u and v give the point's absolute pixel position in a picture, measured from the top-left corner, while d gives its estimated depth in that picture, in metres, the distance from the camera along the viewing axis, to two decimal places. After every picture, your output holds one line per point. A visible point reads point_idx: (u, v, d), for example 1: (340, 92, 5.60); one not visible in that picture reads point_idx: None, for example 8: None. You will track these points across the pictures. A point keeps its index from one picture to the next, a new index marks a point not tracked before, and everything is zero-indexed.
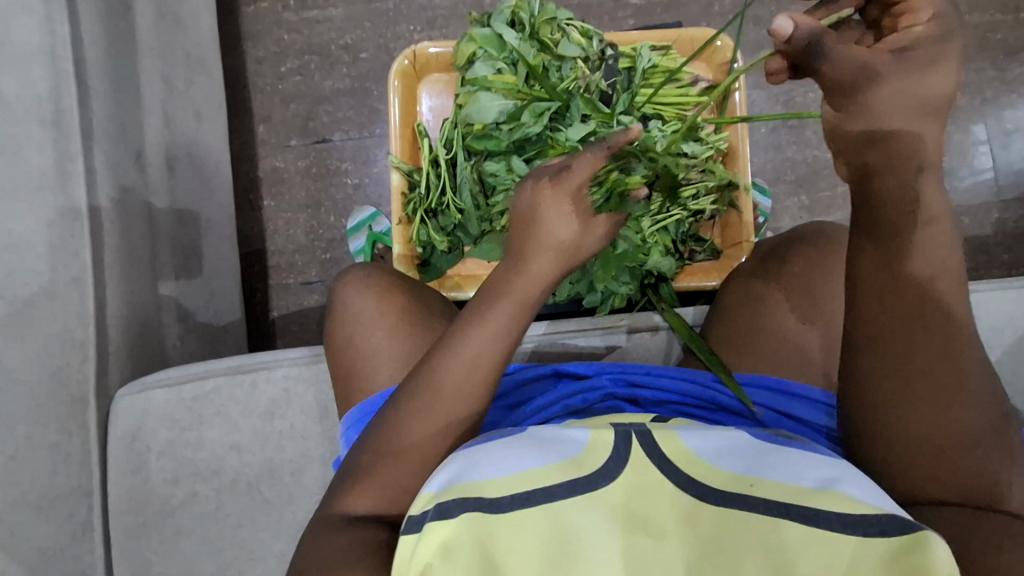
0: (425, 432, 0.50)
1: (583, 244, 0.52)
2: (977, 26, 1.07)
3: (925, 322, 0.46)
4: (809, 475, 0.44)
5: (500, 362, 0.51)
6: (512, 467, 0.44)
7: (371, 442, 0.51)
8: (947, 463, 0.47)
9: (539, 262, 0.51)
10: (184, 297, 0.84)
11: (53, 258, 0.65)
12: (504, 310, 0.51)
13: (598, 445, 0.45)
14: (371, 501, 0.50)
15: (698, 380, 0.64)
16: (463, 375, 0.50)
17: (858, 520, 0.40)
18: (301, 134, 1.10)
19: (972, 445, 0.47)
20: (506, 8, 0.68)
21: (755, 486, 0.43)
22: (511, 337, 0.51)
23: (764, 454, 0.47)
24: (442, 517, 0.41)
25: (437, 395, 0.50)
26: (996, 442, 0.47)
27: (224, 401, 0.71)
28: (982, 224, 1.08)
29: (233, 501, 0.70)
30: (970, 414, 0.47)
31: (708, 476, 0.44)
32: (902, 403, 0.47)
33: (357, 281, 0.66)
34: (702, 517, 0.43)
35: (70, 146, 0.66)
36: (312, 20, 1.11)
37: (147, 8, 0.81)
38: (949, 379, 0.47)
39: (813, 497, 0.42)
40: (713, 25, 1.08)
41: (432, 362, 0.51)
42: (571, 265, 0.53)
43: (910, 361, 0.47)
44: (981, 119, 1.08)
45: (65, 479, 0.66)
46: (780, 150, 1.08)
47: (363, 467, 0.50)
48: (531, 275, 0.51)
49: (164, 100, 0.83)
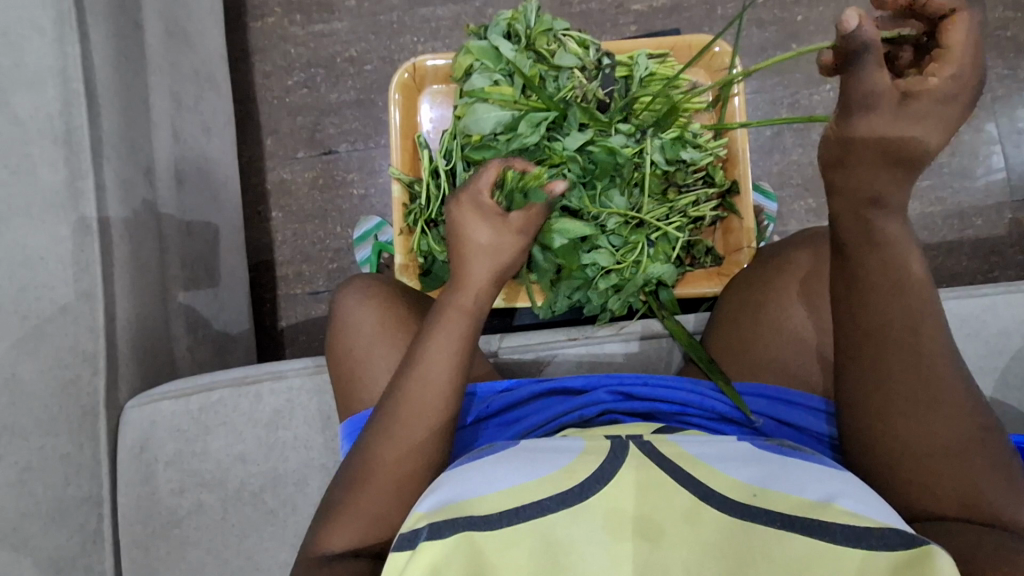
0: (390, 458, 0.51)
1: (507, 243, 0.59)
2: (986, 23, 1.06)
3: (884, 334, 0.50)
4: (811, 488, 0.44)
5: (454, 375, 0.53)
6: (503, 484, 0.44)
7: (347, 477, 0.52)
8: (941, 474, 0.48)
9: (476, 270, 0.57)
10: (194, 308, 0.86)
11: (67, 272, 0.67)
12: (452, 326, 0.55)
13: (592, 451, 0.46)
14: (349, 534, 0.50)
15: (697, 390, 0.64)
16: (421, 399, 0.52)
17: (862, 532, 0.40)
18: (308, 146, 1.12)
19: (960, 453, 0.48)
20: (502, 20, 0.68)
21: (759, 497, 0.43)
22: (462, 353, 0.54)
23: (766, 463, 0.47)
24: (435, 536, 0.41)
25: (398, 426, 0.52)
26: (987, 451, 0.48)
27: (229, 412, 0.72)
28: (995, 224, 1.06)
29: (238, 511, 0.71)
30: (952, 423, 0.48)
31: (713, 482, 0.44)
32: (880, 412, 0.50)
33: (357, 292, 0.67)
34: (704, 520, 0.42)
35: (81, 163, 0.68)
36: (317, 34, 1.12)
37: (156, 26, 0.83)
38: (925, 389, 0.49)
39: (815, 509, 0.42)
40: (715, 29, 1.07)
41: (393, 391, 0.53)
42: (504, 265, 0.58)
43: (884, 374, 0.50)
44: (992, 119, 1.06)
45: (77, 490, 0.68)
46: (785, 154, 1.07)
47: (338, 504, 0.51)
48: (473, 285, 0.57)
49: (173, 116, 0.85)
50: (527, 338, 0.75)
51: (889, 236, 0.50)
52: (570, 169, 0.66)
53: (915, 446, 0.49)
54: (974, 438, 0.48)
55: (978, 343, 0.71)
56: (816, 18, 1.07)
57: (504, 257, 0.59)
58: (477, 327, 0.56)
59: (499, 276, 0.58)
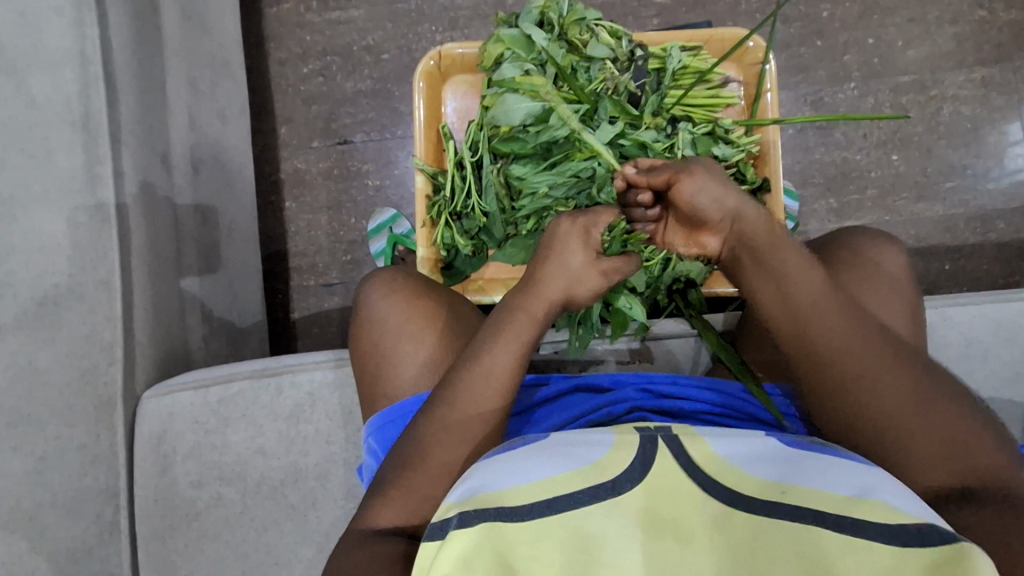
0: (443, 446, 0.51)
1: (594, 275, 0.56)
2: (1014, 23, 1.04)
3: (833, 328, 0.52)
4: (846, 483, 0.42)
5: (515, 376, 0.53)
6: (533, 475, 0.43)
7: (398, 457, 0.52)
8: (926, 450, 0.50)
9: (549, 284, 0.55)
10: (208, 297, 0.85)
11: (83, 260, 0.65)
12: (518, 328, 0.54)
13: (623, 444, 0.44)
14: (396, 514, 0.50)
15: (728, 390, 0.64)
16: (482, 388, 0.52)
17: (897, 529, 0.39)
18: (323, 135, 1.10)
19: (937, 425, 0.50)
20: (535, 7, 0.66)
21: (787, 494, 0.42)
22: (527, 353, 0.54)
23: (798, 462, 0.45)
24: (463, 525, 0.40)
25: (459, 414, 0.52)
26: (964, 417, 0.51)
27: (249, 404, 0.71)
28: (1019, 227, 1.05)
29: (258, 504, 0.70)
30: (923, 400, 0.51)
31: (746, 489, 0.42)
32: (855, 411, 0.52)
33: (384, 284, 0.65)
34: (732, 526, 0.41)
35: (99, 149, 0.67)
36: (334, 22, 1.11)
37: (173, 10, 0.81)
38: (891, 371, 0.51)
39: (849, 507, 0.41)
40: (740, 23, 1.06)
41: (453, 377, 0.53)
42: (577, 285, 0.55)
43: (847, 375, 0.52)
44: (1018, 119, 1.05)
45: (94, 481, 0.67)
46: (807, 152, 1.05)
47: (388, 482, 0.51)
48: (543, 294, 0.55)
49: (190, 102, 0.83)
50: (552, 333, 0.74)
51: (792, 249, 0.53)
52: (601, 163, 0.64)
53: (893, 429, 0.51)
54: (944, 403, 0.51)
55: (1013, 348, 0.70)
56: (841, 14, 1.05)
57: (586, 280, 0.56)
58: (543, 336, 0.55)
59: (575, 297, 0.56)
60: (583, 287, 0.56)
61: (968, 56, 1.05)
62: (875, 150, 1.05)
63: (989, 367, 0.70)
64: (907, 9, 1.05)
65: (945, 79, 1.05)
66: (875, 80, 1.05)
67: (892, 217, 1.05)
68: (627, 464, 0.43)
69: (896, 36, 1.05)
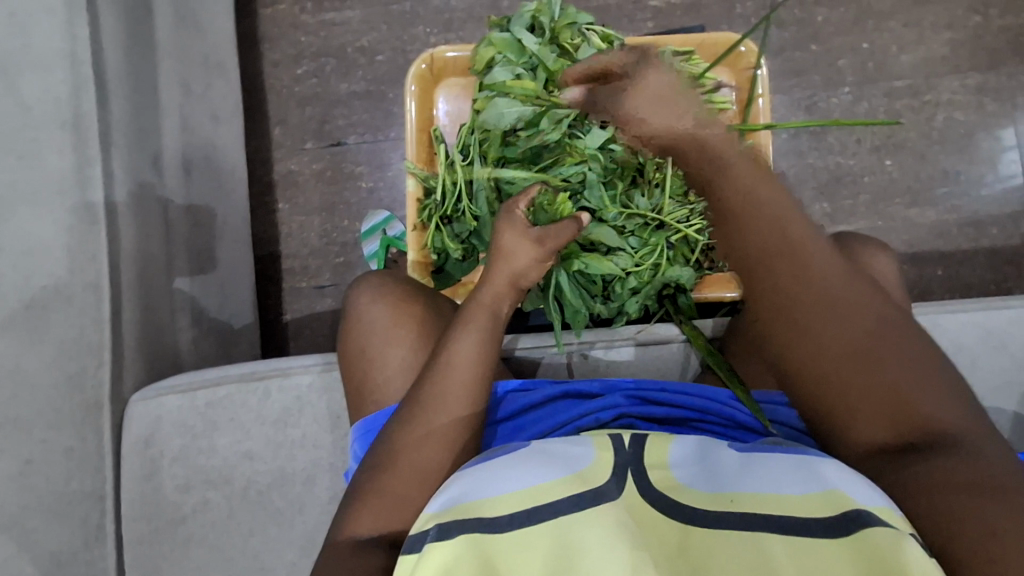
0: (416, 445, 0.51)
1: (527, 248, 0.57)
2: (1008, 29, 1.04)
3: (791, 281, 0.50)
4: (792, 484, 0.43)
5: (480, 367, 0.54)
6: (509, 483, 0.43)
7: (374, 462, 0.52)
8: (879, 410, 0.47)
9: (495, 272, 0.57)
10: (198, 299, 0.84)
11: (71, 262, 0.65)
12: (477, 323, 0.55)
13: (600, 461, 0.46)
14: (375, 519, 0.49)
15: (716, 398, 0.63)
16: (447, 384, 0.52)
17: (838, 523, 0.40)
18: (316, 137, 1.10)
19: (891, 383, 0.47)
20: (527, 11, 0.67)
21: (736, 502, 0.42)
22: (492, 350, 0.55)
23: (750, 467, 0.46)
24: (442, 537, 0.40)
25: (426, 410, 0.52)
26: (921, 373, 0.47)
27: (237, 408, 0.71)
28: (1011, 234, 1.05)
29: (244, 509, 0.69)
30: (873, 359, 0.47)
31: (690, 501, 0.43)
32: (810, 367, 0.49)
33: (372, 289, 0.65)
34: (697, 538, 0.41)
35: (88, 150, 0.66)
36: (328, 23, 1.10)
37: (166, 10, 0.81)
38: (845, 323, 0.48)
39: (796, 507, 0.41)
40: (734, 28, 1.06)
41: (422, 380, 0.53)
42: (520, 269, 0.57)
43: (796, 332, 0.49)
44: (1011, 126, 1.05)
45: (80, 484, 0.66)
46: (801, 157, 1.05)
47: (365, 488, 0.50)
48: (493, 284, 0.57)
49: (182, 103, 0.83)
50: (540, 338, 0.74)
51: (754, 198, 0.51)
52: (593, 168, 0.64)
53: (842, 388, 0.48)
54: (902, 366, 0.47)
55: (1003, 356, 0.70)
56: (836, 19, 1.05)
57: (532, 261, 0.58)
58: (500, 327, 0.57)
59: (520, 281, 0.58)
60: (524, 265, 0.58)
61: (962, 62, 1.05)
62: (868, 155, 1.05)
63: (979, 374, 0.70)
64: (901, 15, 1.05)
65: (939, 84, 1.05)
66: (869, 86, 1.05)
67: (885, 223, 1.05)
68: (610, 469, 0.45)
69: (890, 41, 1.05)
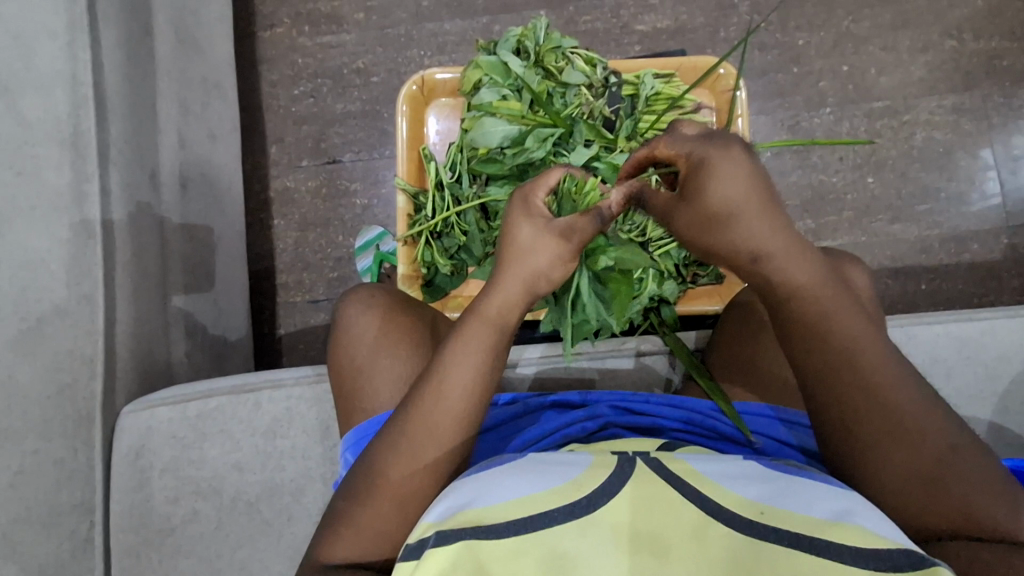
0: (396, 477, 0.51)
1: (550, 241, 0.51)
2: (982, 52, 1.08)
3: (858, 375, 0.51)
4: (820, 505, 0.44)
5: (474, 389, 0.52)
6: (514, 492, 0.44)
7: (350, 488, 0.53)
8: (937, 500, 0.49)
9: (506, 278, 0.52)
10: (193, 314, 0.86)
11: (65, 275, 0.66)
12: (476, 339, 0.52)
13: (598, 466, 0.46)
14: (348, 547, 0.51)
15: (697, 409, 0.65)
16: (433, 410, 0.51)
17: (868, 553, 0.40)
18: (312, 155, 1.13)
19: (925, 473, 0.49)
20: (512, 35, 0.69)
21: (766, 514, 0.43)
22: (491, 366, 0.52)
23: (775, 484, 0.46)
24: (443, 542, 0.41)
25: (408, 439, 0.51)
26: (956, 456, 0.49)
27: (227, 419, 0.72)
28: (991, 249, 1.07)
29: (233, 520, 0.70)
30: (907, 446, 0.50)
31: (722, 498, 0.44)
32: (863, 461, 0.51)
33: (360, 301, 0.66)
34: (710, 537, 0.42)
35: (87, 167, 0.68)
36: (325, 45, 1.14)
37: (167, 33, 0.84)
38: (874, 421, 0.50)
39: (824, 528, 0.42)
40: (718, 51, 1.09)
41: (410, 402, 0.52)
42: (540, 268, 0.51)
43: (863, 429, 0.51)
44: (988, 145, 1.08)
45: (69, 495, 0.67)
46: (786, 174, 1.08)
47: (341, 515, 0.52)
48: (500, 294, 0.52)
49: (180, 122, 0.85)
50: (530, 350, 0.75)
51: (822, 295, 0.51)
52: None
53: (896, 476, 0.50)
54: (955, 457, 0.49)
55: (976, 367, 0.72)
56: (816, 42, 1.09)
57: (552, 264, 0.51)
58: (505, 339, 0.53)
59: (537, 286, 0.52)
60: (541, 266, 0.51)
61: (938, 84, 1.08)
62: (850, 173, 1.08)
63: (956, 386, 0.72)
64: (879, 39, 1.08)
65: (917, 105, 1.08)
66: (850, 106, 1.08)
67: (868, 238, 1.07)
68: (600, 479, 0.45)
69: (869, 64, 1.08)
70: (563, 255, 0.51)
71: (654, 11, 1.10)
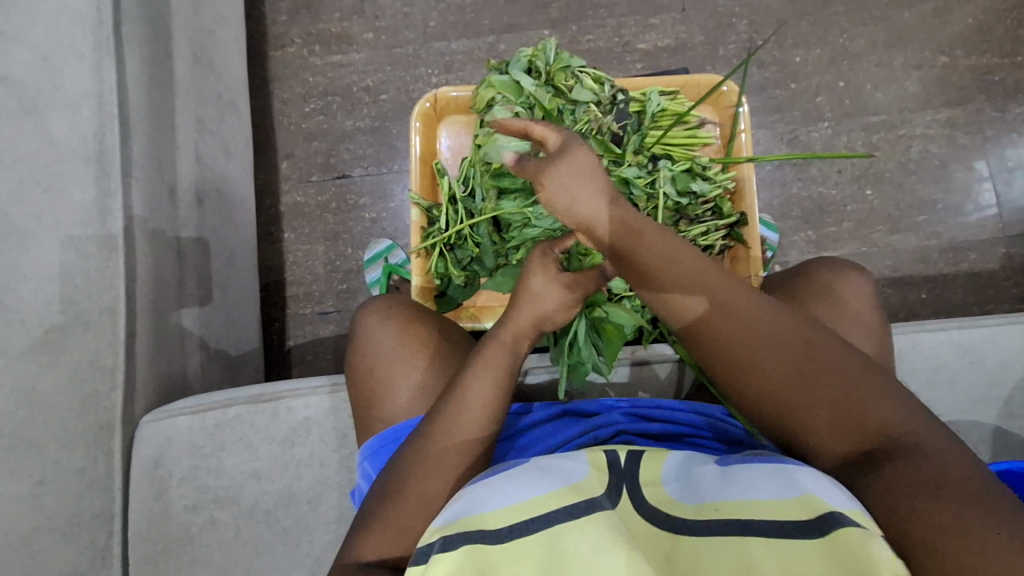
0: (427, 477, 0.53)
1: (555, 290, 0.58)
2: (975, 68, 1.11)
3: (707, 295, 0.49)
4: (768, 486, 0.45)
5: (497, 405, 0.56)
6: (509, 496, 0.46)
7: (379, 491, 0.54)
8: (843, 420, 0.47)
9: (516, 310, 0.58)
10: (208, 326, 0.87)
11: (89, 287, 0.68)
12: (493, 359, 0.57)
13: (594, 479, 0.48)
14: (379, 546, 0.51)
15: (709, 414, 0.67)
16: (459, 418, 0.54)
17: (808, 523, 0.41)
18: (322, 170, 1.15)
19: (819, 397, 0.47)
20: (524, 56, 0.72)
21: (720, 510, 0.44)
22: (505, 385, 0.57)
23: (733, 475, 0.48)
24: (445, 548, 0.42)
25: (436, 442, 0.54)
26: (836, 368, 0.47)
27: (245, 428, 0.73)
28: (989, 259, 1.09)
29: (250, 529, 0.71)
30: (785, 362, 0.48)
31: (681, 514, 0.46)
32: (754, 389, 0.49)
33: (379, 311, 0.68)
34: (680, 556, 0.43)
35: (111, 183, 0.71)
36: (335, 64, 1.17)
37: (184, 53, 0.86)
38: (746, 350, 0.49)
39: (768, 509, 0.43)
40: (718, 68, 1.12)
41: (435, 410, 0.56)
42: (547, 311, 0.58)
43: (741, 362, 0.49)
44: (983, 157, 1.11)
45: (89, 504, 0.68)
46: (785, 187, 1.10)
47: (370, 516, 0.53)
48: (514, 322, 0.58)
49: (197, 139, 0.87)
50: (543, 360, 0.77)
51: (661, 220, 0.50)
52: None
53: (787, 396, 0.48)
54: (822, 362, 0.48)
55: (978, 374, 0.74)
56: (813, 60, 1.12)
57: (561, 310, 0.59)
58: (515, 365, 0.58)
59: (546, 322, 0.59)
60: (549, 308, 0.58)
61: (932, 98, 1.11)
62: (849, 186, 1.10)
63: (958, 392, 0.74)
64: (874, 56, 1.12)
65: (912, 119, 1.11)
66: (847, 120, 1.11)
67: (868, 248, 1.10)
68: (605, 485, 0.47)
69: (864, 80, 1.12)
70: (568, 301, 0.58)
71: (654, 30, 1.13)
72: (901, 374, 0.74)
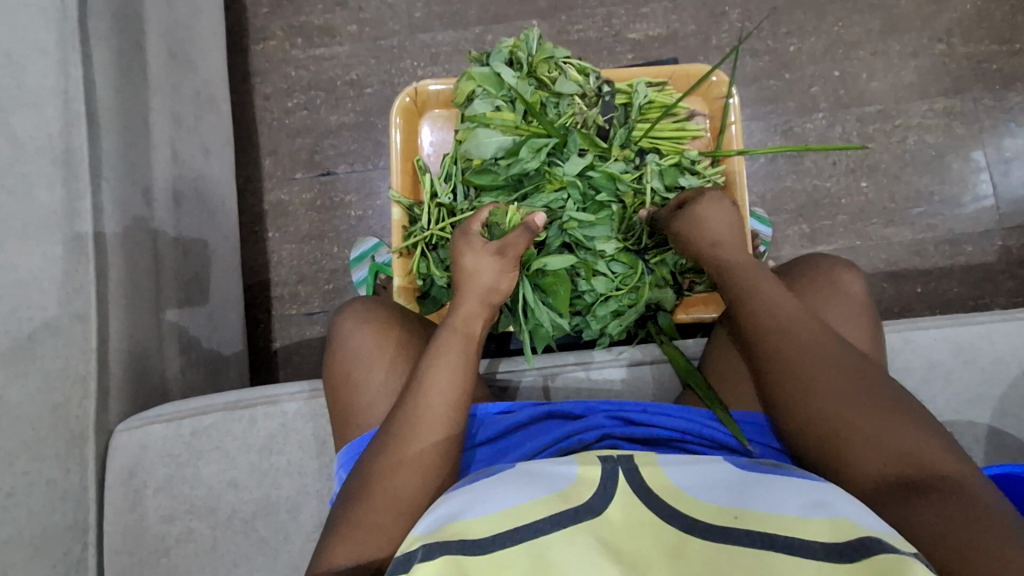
0: (395, 475, 0.52)
1: (488, 261, 0.60)
2: (972, 56, 1.09)
3: (801, 334, 0.57)
4: (795, 503, 0.43)
5: (459, 391, 0.55)
6: (498, 505, 0.43)
7: (351, 494, 0.53)
8: (899, 461, 0.49)
9: (465, 295, 0.60)
10: (187, 330, 0.85)
11: (57, 293, 0.65)
12: (450, 347, 0.57)
13: (586, 481, 0.45)
14: (350, 551, 0.49)
15: (695, 418, 0.64)
16: (422, 410, 0.54)
17: (839, 548, 0.39)
18: (306, 167, 1.12)
19: (878, 431, 0.51)
20: (505, 47, 0.69)
21: (741, 518, 0.42)
22: (467, 370, 0.56)
23: (752, 487, 0.46)
24: (428, 557, 0.40)
25: (399, 436, 0.53)
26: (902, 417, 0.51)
27: (222, 436, 0.71)
28: (986, 252, 1.07)
29: (228, 539, 0.69)
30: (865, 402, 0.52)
31: (689, 509, 0.43)
32: (821, 419, 0.53)
33: (356, 315, 0.66)
34: (690, 552, 0.41)
35: (79, 185, 0.68)
36: (318, 57, 1.14)
37: (158, 48, 0.83)
38: (833, 381, 0.54)
39: (795, 527, 0.41)
40: (710, 58, 1.10)
41: (399, 402, 0.56)
42: (488, 284, 0.60)
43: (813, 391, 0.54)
44: (980, 148, 1.09)
45: (63, 516, 0.66)
46: (779, 180, 1.08)
47: (341, 519, 0.52)
48: (463, 306, 0.60)
49: (173, 137, 0.85)
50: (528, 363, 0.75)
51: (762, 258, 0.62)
52: (571, 194, 0.67)
53: (843, 430, 0.52)
54: (892, 402, 0.52)
55: (973, 371, 0.72)
56: (807, 48, 1.09)
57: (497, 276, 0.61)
58: (472, 347, 0.58)
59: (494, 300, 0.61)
60: (489, 283, 0.60)
61: (929, 87, 1.09)
62: (844, 178, 1.08)
63: (953, 391, 0.72)
64: (869, 44, 1.09)
65: (909, 109, 1.09)
66: (842, 111, 1.09)
67: (862, 242, 1.08)
68: (593, 488, 0.44)
69: (860, 69, 1.09)
70: (502, 266, 0.61)
71: (645, 20, 1.10)
72: (895, 373, 0.72)
